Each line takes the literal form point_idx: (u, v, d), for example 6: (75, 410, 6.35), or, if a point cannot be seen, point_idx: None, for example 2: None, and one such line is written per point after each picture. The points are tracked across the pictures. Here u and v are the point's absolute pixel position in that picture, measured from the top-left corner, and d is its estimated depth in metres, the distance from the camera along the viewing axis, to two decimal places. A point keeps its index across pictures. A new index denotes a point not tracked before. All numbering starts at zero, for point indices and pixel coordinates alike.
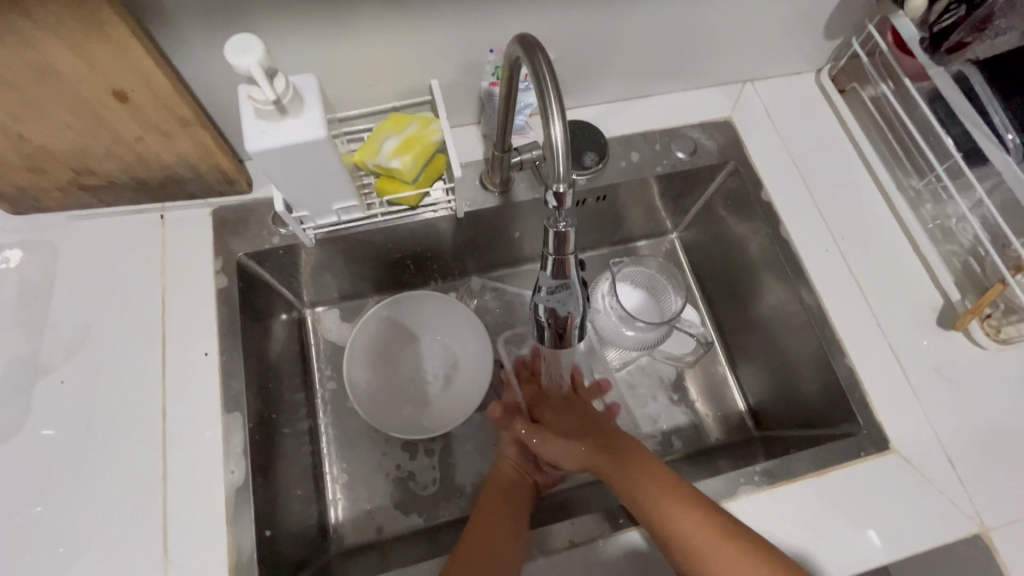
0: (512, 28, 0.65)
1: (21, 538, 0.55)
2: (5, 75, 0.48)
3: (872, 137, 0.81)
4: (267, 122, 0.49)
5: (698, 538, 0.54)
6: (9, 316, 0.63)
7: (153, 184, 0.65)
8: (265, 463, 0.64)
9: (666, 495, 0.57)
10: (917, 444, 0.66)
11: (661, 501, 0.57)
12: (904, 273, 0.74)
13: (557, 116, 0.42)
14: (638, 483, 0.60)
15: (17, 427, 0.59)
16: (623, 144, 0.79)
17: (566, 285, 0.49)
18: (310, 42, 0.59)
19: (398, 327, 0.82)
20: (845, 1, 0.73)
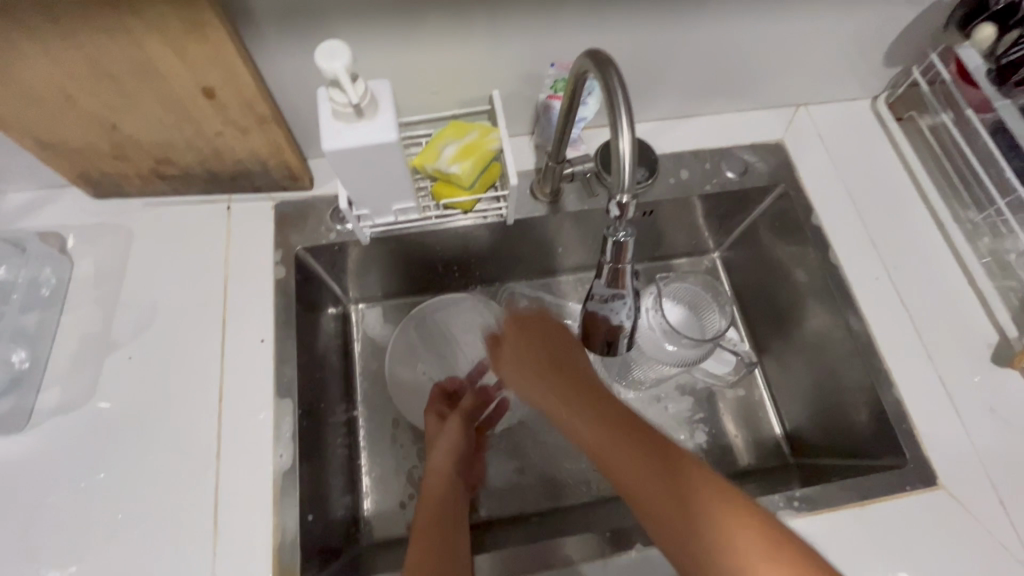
0: (576, 43, 0.67)
1: (85, 500, 0.58)
2: (110, 69, 0.52)
3: (928, 166, 0.80)
4: (343, 123, 0.52)
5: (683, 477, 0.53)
6: (85, 292, 0.67)
7: (223, 176, 0.69)
8: (310, 451, 0.66)
9: (720, 504, 0.51)
10: (966, 481, 0.64)
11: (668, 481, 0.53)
12: (956, 306, 0.73)
13: (625, 128, 0.43)
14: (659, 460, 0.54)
15: (86, 397, 0.62)
16: (673, 161, 0.80)
17: (620, 295, 0.51)
18: (382, 49, 0.62)
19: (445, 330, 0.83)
20: (908, 30, 0.73)
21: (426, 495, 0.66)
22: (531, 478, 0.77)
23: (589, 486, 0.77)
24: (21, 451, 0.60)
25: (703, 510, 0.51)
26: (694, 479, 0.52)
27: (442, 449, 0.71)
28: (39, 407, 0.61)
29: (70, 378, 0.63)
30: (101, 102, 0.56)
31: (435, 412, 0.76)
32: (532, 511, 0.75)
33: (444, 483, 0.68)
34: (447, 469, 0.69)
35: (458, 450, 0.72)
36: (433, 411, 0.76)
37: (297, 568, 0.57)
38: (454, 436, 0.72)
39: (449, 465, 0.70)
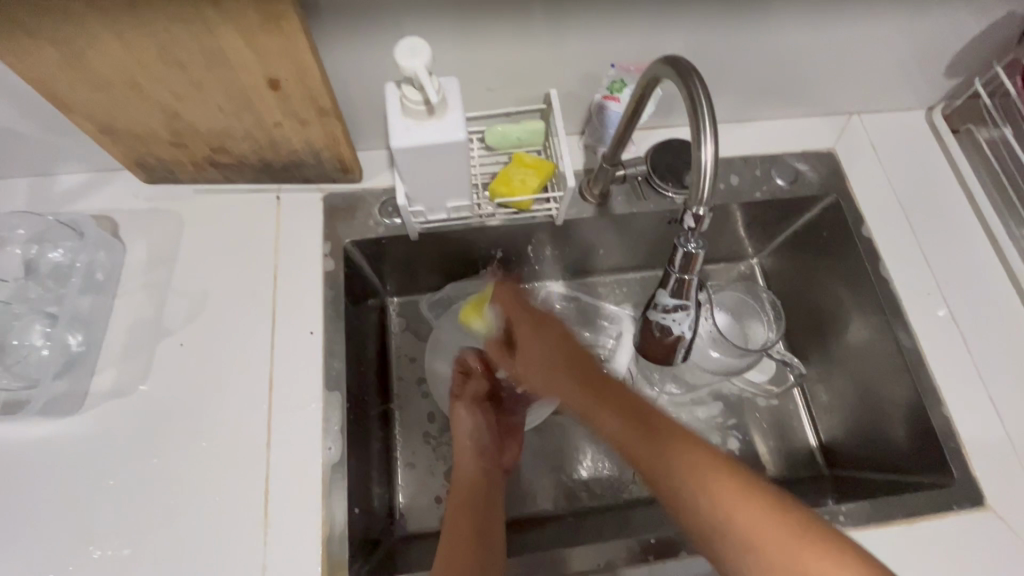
0: (638, 44, 0.66)
1: (138, 484, 0.59)
2: (181, 58, 0.52)
3: (983, 181, 0.79)
4: (413, 120, 0.51)
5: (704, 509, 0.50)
6: (137, 277, 0.68)
7: (277, 166, 0.69)
8: (356, 444, 0.66)
9: (695, 450, 0.52)
10: (1015, 503, 0.63)
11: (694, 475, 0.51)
12: (1009, 325, 0.72)
13: (709, 140, 0.44)
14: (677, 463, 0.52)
15: (139, 381, 0.63)
16: (723, 166, 0.79)
17: (683, 306, 0.51)
18: (445, 44, 0.62)
19: (474, 315, 0.77)
20: (975, 41, 0.72)
21: (457, 488, 0.67)
22: (565, 478, 0.76)
23: (622, 487, 0.76)
24: (77, 432, 0.61)
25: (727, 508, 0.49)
26: (668, 432, 0.54)
27: (462, 440, 0.71)
28: (94, 389, 0.62)
29: (123, 362, 0.64)
30: (168, 89, 0.56)
31: (451, 397, 0.75)
32: (566, 511, 0.75)
33: (475, 473, 0.68)
34: (475, 456, 0.70)
35: (480, 438, 0.71)
36: (455, 391, 0.75)
37: (346, 560, 0.57)
38: (467, 424, 0.72)
39: (476, 456, 0.70)
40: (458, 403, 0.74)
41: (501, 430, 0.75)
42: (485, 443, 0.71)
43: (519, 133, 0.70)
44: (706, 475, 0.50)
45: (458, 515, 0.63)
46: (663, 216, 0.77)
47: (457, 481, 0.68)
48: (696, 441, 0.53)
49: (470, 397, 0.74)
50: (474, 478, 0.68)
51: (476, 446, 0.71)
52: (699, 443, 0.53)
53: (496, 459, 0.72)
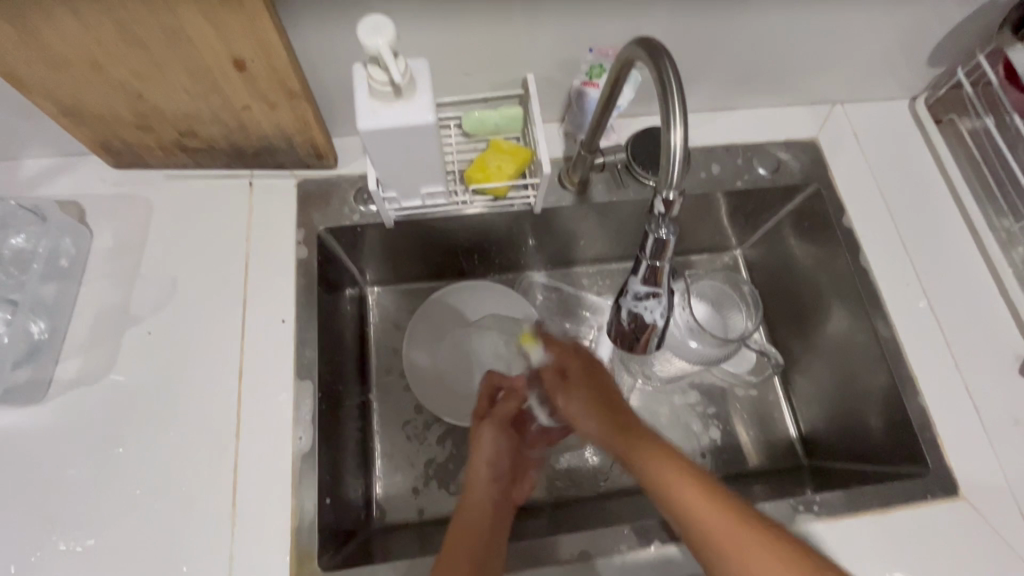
0: (618, 28, 0.65)
1: (104, 473, 0.58)
2: (140, 36, 0.51)
3: (965, 171, 0.79)
4: (380, 102, 0.50)
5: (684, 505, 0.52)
6: (104, 264, 0.66)
7: (248, 151, 0.67)
8: (329, 433, 0.65)
9: (703, 501, 0.52)
10: (988, 492, 0.64)
11: (670, 474, 0.54)
12: (987, 315, 0.72)
13: (678, 124, 0.44)
14: (657, 467, 0.55)
15: (104, 370, 0.62)
16: (705, 155, 0.78)
17: (655, 293, 0.51)
18: (418, 26, 0.60)
19: (530, 341, 0.72)
20: (957, 30, 0.71)
21: (466, 507, 0.62)
22: (544, 468, 0.76)
23: (602, 478, 0.76)
24: (41, 421, 0.59)
25: (700, 510, 0.52)
26: (644, 445, 0.57)
27: (481, 464, 0.66)
28: (58, 378, 0.61)
29: (88, 350, 0.62)
30: (129, 70, 0.54)
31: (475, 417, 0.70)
32: (545, 502, 0.74)
33: (489, 501, 0.64)
34: (489, 484, 0.65)
35: (498, 464, 0.67)
36: (479, 407, 0.70)
37: (315, 550, 0.57)
38: (491, 447, 0.67)
39: (489, 483, 0.66)
40: (486, 423, 0.69)
41: (518, 461, 0.71)
42: (500, 471, 0.67)
43: (496, 119, 0.69)
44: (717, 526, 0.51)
45: (460, 529, 0.59)
46: (644, 205, 0.76)
47: (468, 500, 0.63)
48: (709, 493, 0.53)
49: (498, 420, 0.69)
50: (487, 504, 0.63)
51: (492, 473, 0.66)
52: (712, 497, 0.52)
53: (507, 491, 0.67)
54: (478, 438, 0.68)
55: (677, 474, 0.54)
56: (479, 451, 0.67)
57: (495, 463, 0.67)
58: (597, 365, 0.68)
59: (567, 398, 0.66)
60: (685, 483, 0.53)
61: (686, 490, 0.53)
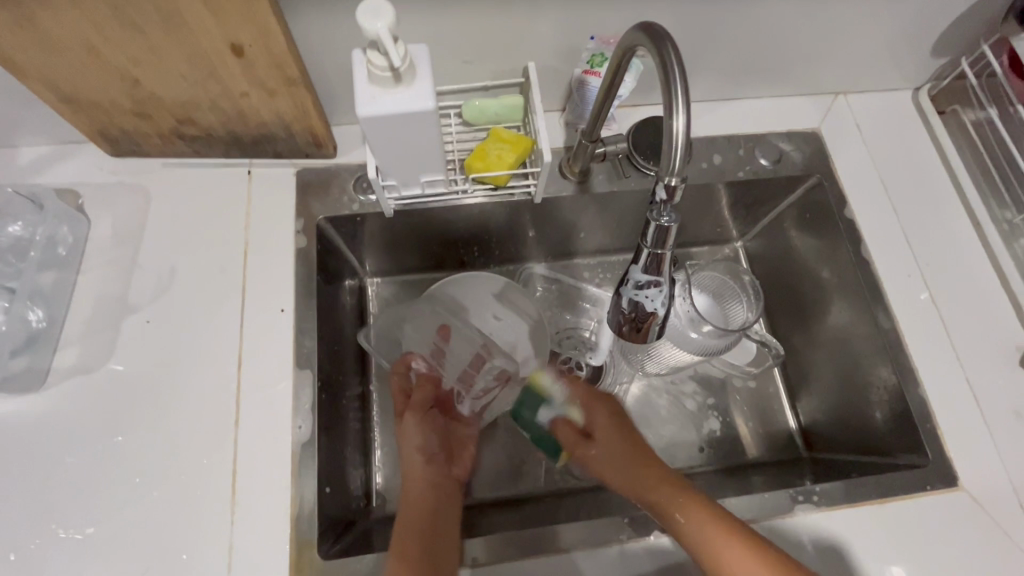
0: (619, 16, 0.64)
1: (103, 462, 0.57)
2: (136, 20, 0.50)
3: (968, 162, 0.78)
4: (380, 88, 0.50)
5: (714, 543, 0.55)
6: (103, 253, 0.66)
7: (246, 140, 0.67)
8: (328, 423, 0.65)
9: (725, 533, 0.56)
10: (987, 483, 0.64)
11: (700, 518, 0.57)
12: (987, 307, 0.72)
13: (681, 111, 0.43)
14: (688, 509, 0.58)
15: (103, 359, 0.61)
16: (706, 145, 0.78)
17: (657, 282, 0.51)
18: (418, 13, 0.60)
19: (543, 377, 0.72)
20: (961, 19, 0.70)
21: (407, 503, 0.64)
22: (543, 460, 0.76)
23: None
24: (40, 409, 0.59)
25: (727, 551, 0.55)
26: (678, 495, 0.60)
27: (409, 453, 0.68)
28: (57, 366, 0.61)
29: (86, 339, 0.62)
30: (125, 55, 0.54)
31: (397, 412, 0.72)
32: (545, 492, 0.74)
33: (425, 492, 0.65)
34: (424, 470, 0.67)
35: (429, 448, 0.69)
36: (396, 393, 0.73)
37: (315, 540, 0.57)
38: (417, 437, 0.69)
39: (424, 465, 0.67)
40: (408, 412, 0.70)
41: (450, 440, 0.72)
42: (432, 452, 0.69)
43: (496, 108, 0.68)
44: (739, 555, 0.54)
45: (406, 525, 0.60)
46: (645, 196, 0.76)
47: (409, 494, 0.65)
48: (733, 532, 0.56)
49: (417, 406, 0.70)
50: (425, 490, 0.65)
51: (425, 458, 0.68)
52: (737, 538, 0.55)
53: (445, 471, 0.69)
54: (403, 429, 0.69)
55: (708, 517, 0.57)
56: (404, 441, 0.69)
57: (422, 449, 0.69)
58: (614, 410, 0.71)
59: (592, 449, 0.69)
60: (723, 531, 0.56)
61: (716, 533, 0.56)
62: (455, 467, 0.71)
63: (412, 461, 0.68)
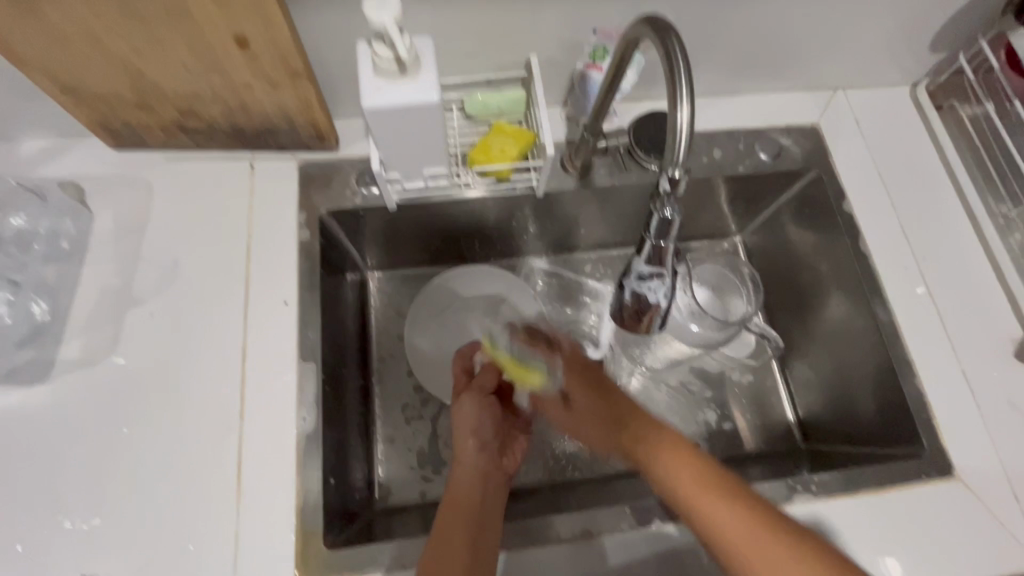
0: (622, 10, 0.64)
1: (109, 453, 0.58)
2: (141, 11, 0.50)
3: (965, 157, 0.79)
4: (385, 80, 0.50)
5: (725, 526, 0.52)
6: (106, 245, 0.66)
7: (249, 132, 0.67)
8: (332, 415, 0.66)
9: (702, 479, 0.55)
10: (981, 472, 0.65)
11: (700, 491, 0.54)
12: (984, 299, 0.73)
13: (685, 104, 0.44)
14: (681, 478, 0.56)
15: (107, 351, 0.61)
16: (706, 140, 0.79)
17: (659, 273, 0.51)
18: (421, 5, 0.60)
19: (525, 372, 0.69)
20: (959, 15, 0.71)
21: (453, 491, 0.62)
22: (544, 451, 0.77)
23: (600, 460, 0.76)
24: (45, 401, 0.59)
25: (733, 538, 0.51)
26: (671, 464, 0.57)
27: (466, 436, 0.68)
28: (61, 358, 0.61)
29: (89, 331, 0.62)
30: (129, 46, 0.53)
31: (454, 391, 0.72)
32: (545, 483, 0.75)
33: (476, 479, 0.64)
34: (473, 459, 0.65)
35: (481, 432, 0.68)
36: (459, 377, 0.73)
37: (320, 530, 0.57)
38: (473, 418, 0.69)
39: (475, 453, 0.66)
40: (464, 394, 0.70)
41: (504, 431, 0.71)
42: (487, 440, 0.68)
43: (497, 103, 0.69)
44: (720, 503, 0.53)
45: (447, 513, 0.59)
46: (646, 190, 0.76)
47: (456, 478, 0.63)
48: (745, 511, 0.52)
49: (477, 390, 0.71)
50: (474, 476, 0.64)
51: (477, 443, 0.67)
52: (747, 515, 0.52)
53: (497, 462, 0.67)
54: (459, 412, 0.70)
55: (710, 493, 0.54)
56: (461, 428, 0.69)
57: (480, 438, 0.68)
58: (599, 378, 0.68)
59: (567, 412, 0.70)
60: (724, 502, 0.53)
61: (719, 508, 0.53)
62: (505, 458, 0.69)
63: (467, 453, 0.66)
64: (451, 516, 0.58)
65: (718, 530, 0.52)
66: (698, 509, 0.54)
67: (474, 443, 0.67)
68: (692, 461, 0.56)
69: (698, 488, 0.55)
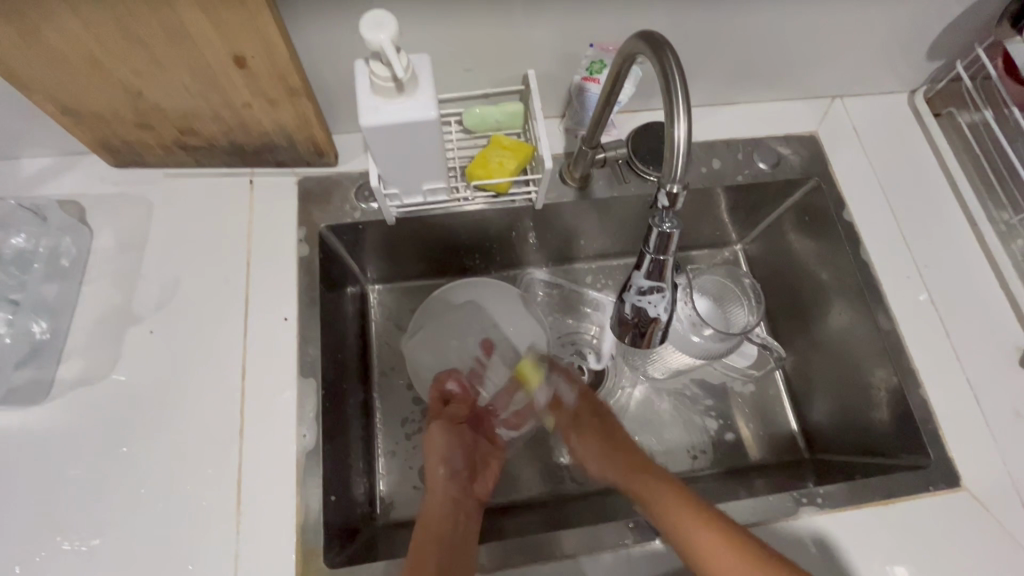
0: (618, 23, 0.64)
1: (108, 473, 0.57)
2: (140, 33, 0.50)
3: (965, 164, 0.79)
4: (382, 98, 0.50)
5: (701, 541, 0.57)
6: (106, 263, 0.66)
7: (248, 149, 0.67)
8: (332, 431, 0.65)
9: (712, 536, 0.57)
10: (989, 483, 0.64)
11: (681, 511, 0.60)
12: (987, 307, 0.72)
13: (681, 119, 0.44)
14: (668, 504, 0.61)
15: (106, 370, 0.61)
16: (704, 150, 0.79)
17: (659, 287, 0.51)
18: (417, 21, 0.60)
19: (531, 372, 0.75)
20: (956, 23, 0.71)
21: (426, 518, 0.65)
22: (546, 464, 0.76)
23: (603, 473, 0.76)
24: (44, 421, 0.59)
25: (703, 545, 0.57)
26: (657, 490, 0.64)
27: (436, 462, 0.71)
28: (60, 377, 0.61)
29: (89, 350, 0.62)
30: (129, 67, 0.54)
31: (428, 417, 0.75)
32: (548, 496, 0.74)
33: (447, 508, 0.67)
34: (445, 487, 0.69)
35: (452, 461, 0.72)
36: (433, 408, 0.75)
37: (321, 548, 0.57)
38: (442, 444, 0.72)
39: (447, 479, 0.70)
40: (437, 421, 0.73)
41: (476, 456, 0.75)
42: (455, 466, 0.72)
43: (497, 116, 0.69)
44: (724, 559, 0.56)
45: (423, 537, 0.63)
46: (645, 201, 0.76)
47: (431, 504, 0.67)
48: (719, 531, 0.58)
49: (449, 418, 0.74)
50: (446, 506, 0.68)
51: (447, 469, 0.71)
52: (723, 538, 0.57)
53: (466, 487, 0.71)
54: (432, 441, 0.72)
55: (688, 511, 0.60)
56: (432, 454, 0.71)
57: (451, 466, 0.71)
58: (606, 415, 0.74)
59: (582, 445, 0.73)
60: (701, 522, 0.58)
61: (697, 525, 0.58)
62: (476, 483, 0.73)
63: (438, 481, 0.70)
64: (425, 541, 0.62)
65: (693, 544, 0.57)
66: (677, 529, 0.59)
67: (446, 469, 0.71)
68: (700, 515, 0.59)
69: (677, 509, 0.60)
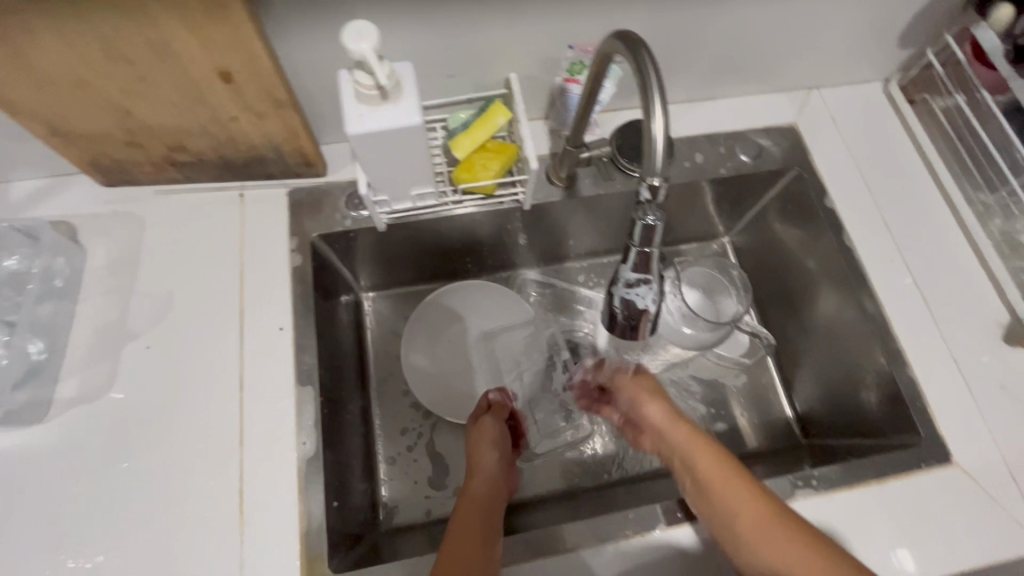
0: (596, 24, 0.66)
1: (109, 489, 0.58)
2: (126, 52, 0.51)
3: (940, 148, 0.81)
4: (367, 106, 0.51)
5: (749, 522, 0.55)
6: (100, 282, 0.67)
7: (237, 163, 0.68)
8: (332, 438, 0.66)
9: (745, 492, 0.57)
10: (979, 456, 0.65)
11: (730, 495, 0.57)
12: (968, 286, 0.74)
13: (659, 113, 0.45)
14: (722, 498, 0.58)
15: (104, 387, 0.62)
16: (687, 145, 0.80)
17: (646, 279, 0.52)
18: (398, 30, 0.61)
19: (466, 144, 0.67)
20: (923, 11, 0.73)
21: (469, 499, 0.62)
22: (546, 461, 0.77)
23: (603, 468, 0.76)
24: (43, 441, 0.59)
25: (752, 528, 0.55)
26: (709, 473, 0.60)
27: (488, 447, 0.68)
28: (58, 397, 0.61)
29: (86, 368, 0.63)
30: (116, 87, 0.55)
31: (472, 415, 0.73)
32: (549, 493, 0.75)
33: (488, 491, 0.64)
34: (495, 471, 0.66)
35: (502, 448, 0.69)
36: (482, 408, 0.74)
37: (325, 553, 0.57)
38: (498, 432, 0.70)
39: (497, 466, 0.67)
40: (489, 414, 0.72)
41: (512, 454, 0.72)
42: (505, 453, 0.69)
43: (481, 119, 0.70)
44: (758, 515, 0.55)
45: (468, 516, 0.59)
46: (631, 197, 0.78)
47: (475, 485, 0.64)
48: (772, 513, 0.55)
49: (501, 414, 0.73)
50: (491, 488, 0.64)
51: (499, 455, 0.68)
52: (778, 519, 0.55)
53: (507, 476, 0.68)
54: (483, 424, 0.70)
55: (736, 491, 0.57)
56: (484, 445, 0.68)
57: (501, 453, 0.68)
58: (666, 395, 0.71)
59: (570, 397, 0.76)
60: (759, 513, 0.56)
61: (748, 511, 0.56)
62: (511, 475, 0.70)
63: (491, 471, 0.66)
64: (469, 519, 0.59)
65: (739, 523, 0.55)
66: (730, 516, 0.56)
67: (499, 455, 0.68)
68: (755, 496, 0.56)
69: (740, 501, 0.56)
